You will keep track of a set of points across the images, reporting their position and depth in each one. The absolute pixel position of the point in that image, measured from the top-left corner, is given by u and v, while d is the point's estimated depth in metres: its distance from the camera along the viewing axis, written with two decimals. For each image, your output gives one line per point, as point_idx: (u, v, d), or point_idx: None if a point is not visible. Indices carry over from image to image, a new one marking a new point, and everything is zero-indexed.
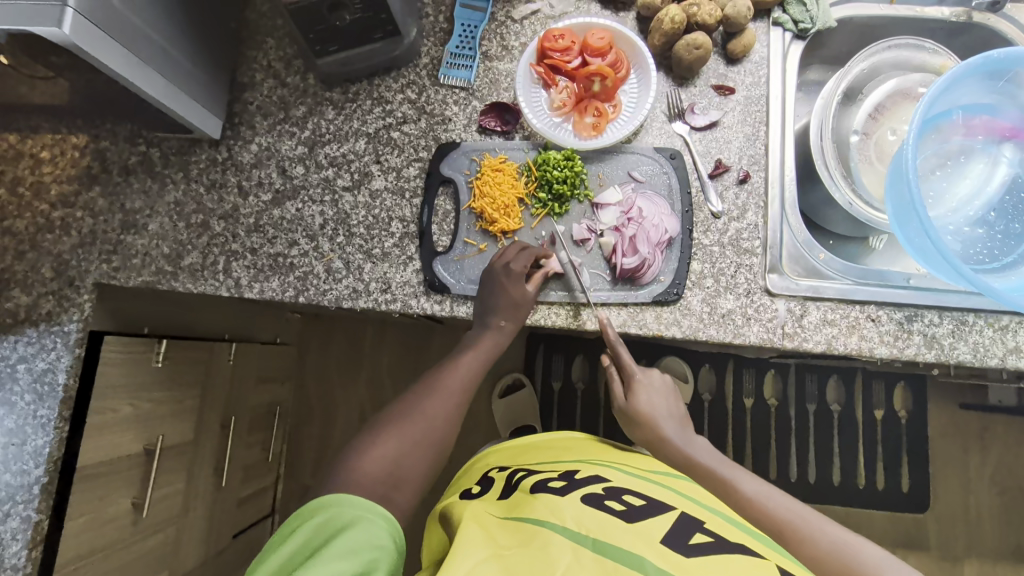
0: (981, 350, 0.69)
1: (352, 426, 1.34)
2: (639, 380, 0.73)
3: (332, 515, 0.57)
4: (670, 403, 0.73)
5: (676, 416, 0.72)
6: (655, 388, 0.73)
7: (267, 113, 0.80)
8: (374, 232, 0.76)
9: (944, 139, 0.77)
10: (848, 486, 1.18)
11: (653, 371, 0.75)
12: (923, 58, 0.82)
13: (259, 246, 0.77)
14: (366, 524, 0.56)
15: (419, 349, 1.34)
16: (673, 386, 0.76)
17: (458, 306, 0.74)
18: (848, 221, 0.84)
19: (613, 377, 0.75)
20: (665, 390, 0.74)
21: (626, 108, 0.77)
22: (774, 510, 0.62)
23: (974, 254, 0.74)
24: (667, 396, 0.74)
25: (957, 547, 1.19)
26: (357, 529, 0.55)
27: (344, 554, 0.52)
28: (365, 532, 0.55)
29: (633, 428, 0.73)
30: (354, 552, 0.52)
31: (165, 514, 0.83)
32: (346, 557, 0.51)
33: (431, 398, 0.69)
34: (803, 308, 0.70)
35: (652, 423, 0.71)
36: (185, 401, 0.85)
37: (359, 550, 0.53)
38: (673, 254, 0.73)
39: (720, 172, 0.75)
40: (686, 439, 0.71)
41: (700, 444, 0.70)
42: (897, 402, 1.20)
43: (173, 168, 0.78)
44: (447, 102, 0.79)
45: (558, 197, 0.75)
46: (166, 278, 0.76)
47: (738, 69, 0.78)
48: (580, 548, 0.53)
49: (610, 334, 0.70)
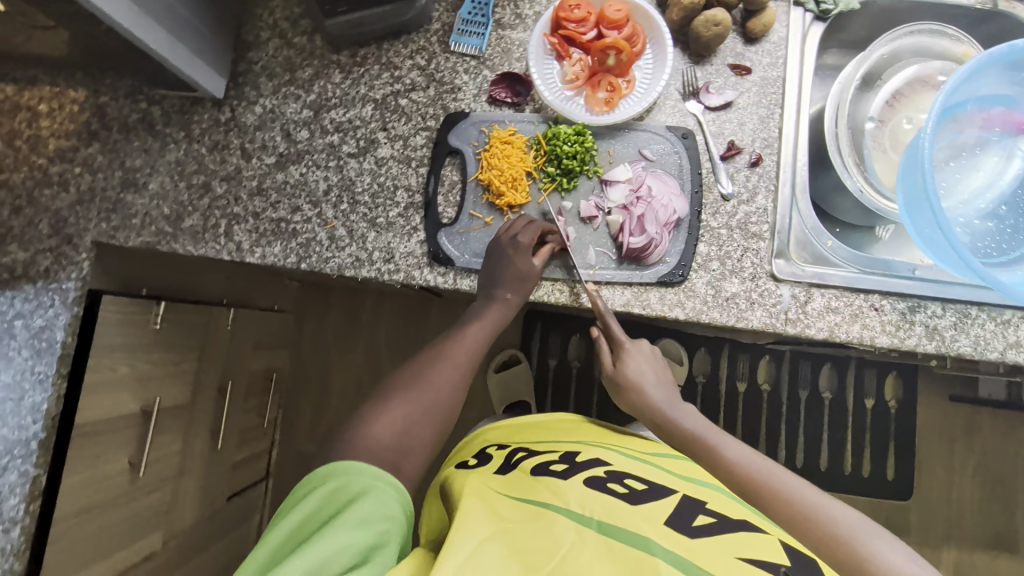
0: (982, 343, 0.69)
1: (347, 396, 1.34)
2: (628, 348, 0.74)
3: (340, 483, 0.57)
4: (658, 371, 0.75)
5: (662, 382, 0.73)
6: (643, 356, 0.75)
7: (272, 74, 0.78)
8: (379, 200, 0.75)
9: (959, 129, 0.75)
10: (834, 471, 1.20)
11: (641, 342, 0.77)
12: (945, 45, 0.80)
13: (262, 210, 0.76)
14: (376, 494, 0.56)
15: (417, 321, 1.33)
16: (661, 355, 0.77)
17: (461, 280, 0.74)
18: (858, 210, 0.83)
19: (603, 348, 0.76)
20: (652, 358, 0.76)
21: (640, 84, 0.76)
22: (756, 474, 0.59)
23: (984, 247, 0.73)
24: (654, 364, 0.75)
25: (937, 534, 1.22)
26: (368, 499, 0.55)
27: (355, 524, 0.51)
28: (375, 503, 0.55)
29: (620, 394, 0.75)
30: (366, 522, 0.52)
31: (160, 475, 0.83)
32: (356, 529, 0.51)
33: (434, 369, 0.70)
34: (807, 295, 0.70)
35: (638, 389, 0.73)
36: (183, 363, 0.85)
37: (369, 520, 0.52)
38: (680, 235, 0.72)
39: (732, 154, 0.74)
40: (673, 403, 0.71)
41: (686, 409, 0.70)
42: (888, 392, 1.21)
43: (174, 127, 0.77)
44: (457, 70, 0.78)
45: (567, 173, 0.74)
46: (165, 239, 0.75)
47: (756, 49, 0.76)
48: (586, 528, 0.53)
49: (600, 306, 0.70)
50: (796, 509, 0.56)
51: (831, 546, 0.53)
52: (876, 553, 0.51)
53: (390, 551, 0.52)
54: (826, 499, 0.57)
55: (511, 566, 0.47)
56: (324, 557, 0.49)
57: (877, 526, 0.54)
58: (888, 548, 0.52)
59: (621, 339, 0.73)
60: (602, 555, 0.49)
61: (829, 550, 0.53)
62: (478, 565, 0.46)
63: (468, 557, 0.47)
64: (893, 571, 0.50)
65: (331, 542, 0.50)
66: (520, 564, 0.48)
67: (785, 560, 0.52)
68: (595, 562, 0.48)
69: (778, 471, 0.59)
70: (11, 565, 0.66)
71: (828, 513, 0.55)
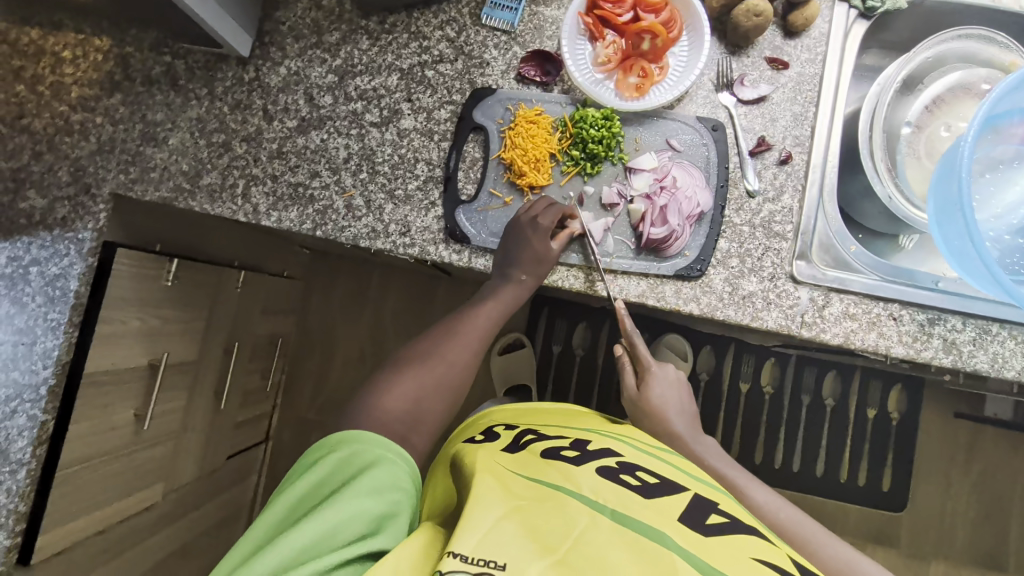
0: (999, 361, 0.68)
1: (351, 366, 1.35)
2: (652, 373, 0.78)
3: (352, 453, 0.57)
4: (680, 398, 0.78)
5: (683, 410, 0.77)
6: (666, 381, 0.78)
7: (299, 36, 0.77)
8: (399, 172, 0.74)
9: (999, 142, 0.73)
10: (829, 478, 1.20)
11: (666, 366, 0.81)
12: (992, 53, 0.77)
13: (280, 173, 0.75)
14: (387, 465, 0.56)
15: (426, 297, 1.33)
16: (685, 383, 0.80)
17: (476, 258, 0.73)
18: (884, 217, 0.81)
19: (628, 372, 0.80)
20: (675, 385, 0.79)
21: (673, 70, 0.74)
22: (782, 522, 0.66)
23: (1011, 264, 0.72)
24: (677, 391, 0.78)
25: (927, 548, 1.22)
26: (379, 468, 0.55)
27: (368, 492, 0.52)
28: (386, 472, 0.55)
29: (641, 418, 0.77)
30: (378, 490, 0.52)
31: (164, 429, 0.84)
32: (368, 496, 0.51)
33: (445, 346, 0.69)
34: (825, 299, 0.69)
35: (662, 417, 0.75)
36: (191, 321, 0.85)
37: (381, 489, 0.53)
38: (701, 230, 0.71)
39: (761, 150, 0.72)
40: (693, 433, 0.75)
41: (706, 441, 0.75)
42: (891, 403, 1.20)
43: (198, 83, 0.76)
44: (487, 44, 0.76)
45: (592, 157, 0.73)
46: (183, 195, 0.75)
47: (795, 43, 0.74)
48: (599, 514, 0.52)
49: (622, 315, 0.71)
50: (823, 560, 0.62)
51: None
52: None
53: (401, 520, 0.52)
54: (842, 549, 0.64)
55: (526, 546, 0.47)
56: (337, 522, 0.49)
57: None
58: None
59: (648, 361, 0.79)
60: (616, 542, 0.48)
61: None
62: (495, 541, 0.46)
63: (485, 533, 0.47)
64: None
65: (344, 507, 0.50)
66: (537, 543, 0.47)
67: (797, 570, 0.49)
68: (609, 550, 0.47)
69: (799, 521, 0.66)
70: (15, 505, 0.67)
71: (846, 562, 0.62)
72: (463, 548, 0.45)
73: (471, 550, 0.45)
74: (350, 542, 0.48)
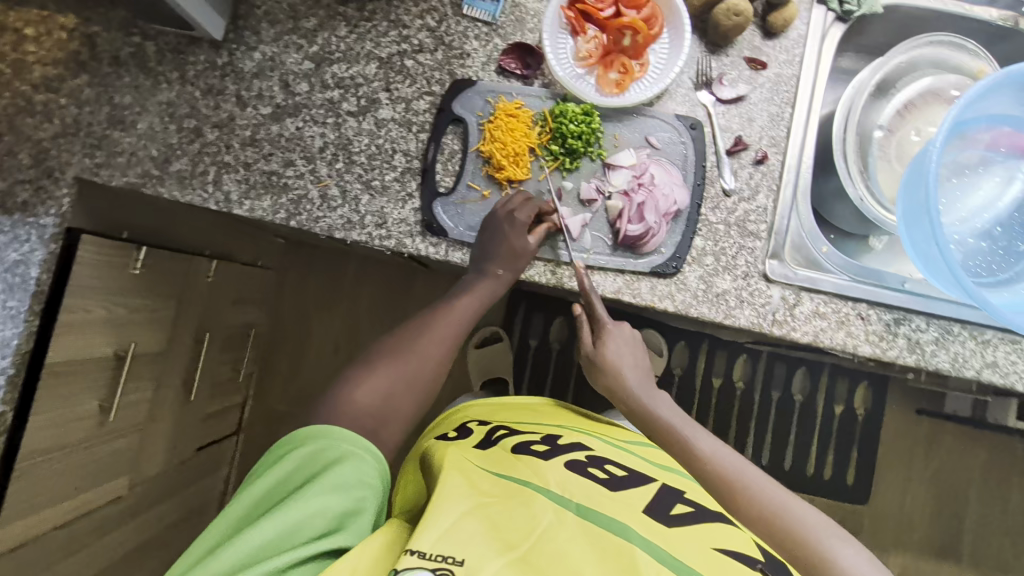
0: (960, 360, 0.70)
1: (326, 358, 1.33)
2: (610, 330, 0.70)
3: (322, 446, 0.56)
4: (636, 354, 0.72)
5: (639, 366, 0.71)
6: (623, 339, 0.71)
7: (274, 20, 0.75)
8: (376, 162, 0.73)
9: (965, 147, 0.75)
10: (797, 471, 1.22)
11: (624, 324, 0.73)
12: (962, 60, 0.80)
13: (253, 161, 0.73)
14: (356, 460, 0.55)
15: (403, 289, 1.32)
16: (642, 340, 0.74)
17: (453, 252, 0.73)
18: (854, 218, 0.83)
19: (584, 328, 0.72)
20: (633, 342, 0.72)
21: (653, 68, 0.74)
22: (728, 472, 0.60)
23: (975, 267, 0.74)
24: (634, 348, 0.72)
25: (887, 540, 1.26)
26: (346, 463, 0.54)
27: (332, 490, 0.51)
28: (352, 468, 0.54)
29: (596, 375, 0.72)
30: (342, 488, 0.52)
31: (130, 421, 0.82)
32: (331, 495, 0.51)
33: (419, 340, 0.69)
34: (796, 297, 0.71)
35: (617, 372, 0.70)
36: (160, 311, 0.83)
37: (347, 486, 0.52)
38: (678, 227, 0.72)
39: (738, 149, 0.73)
40: (647, 390, 0.70)
41: (661, 397, 0.69)
42: (858, 400, 1.23)
43: (168, 65, 0.73)
44: (467, 35, 0.75)
45: (571, 152, 0.73)
46: (151, 181, 0.73)
47: (773, 44, 0.75)
48: (565, 510, 0.53)
49: (585, 281, 0.69)
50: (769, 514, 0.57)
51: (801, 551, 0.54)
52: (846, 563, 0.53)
53: (365, 516, 0.52)
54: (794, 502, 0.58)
55: (489, 543, 0.48)
56: (299, 521, 0.50)
57: (844, 535, 0.56)
58: (851, 554, 0.53)
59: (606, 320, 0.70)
60: (582, 537, 0.50)
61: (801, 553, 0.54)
62: (457, 537, 0.47)
63: (448, 529, 0.48)
64: None
65: (306, 506, 0.50)
66: (499, 541, 0.48)
67: (758, 555, 0.53)
68: (571, 545, 0.49)
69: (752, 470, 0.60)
70: None
71: (795, 517, 0.56)
72: (422, 544, 0.45)
73: (431, 546, 0.46)
74: (311, 540, 0.49)
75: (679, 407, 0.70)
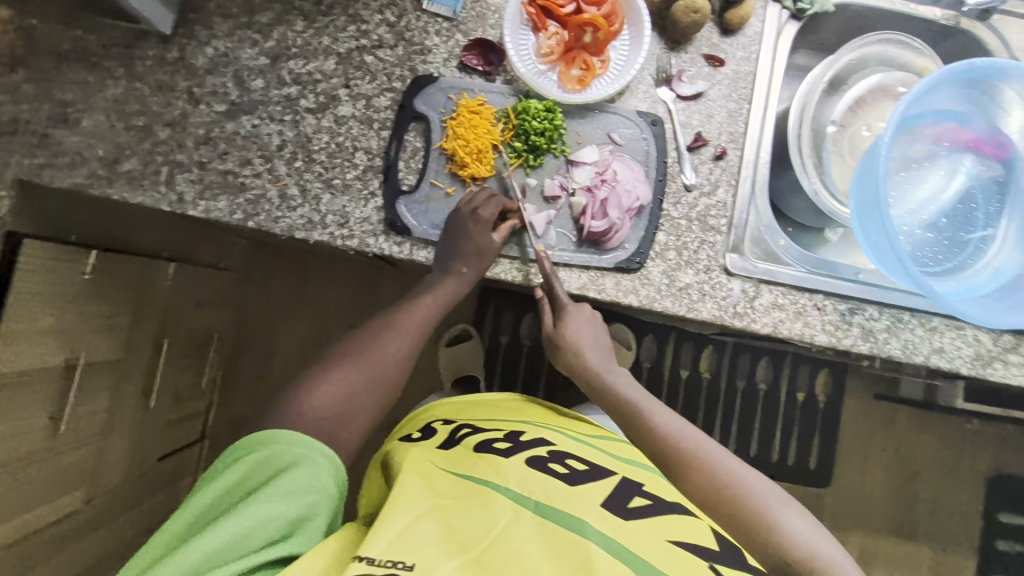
0: (910, 347, 0.73)
1: (292, 360, 1.30)
2: (570, 312, 0.70)
3: (274, 451, 0.55)
4: (596, 332, 0.73)
5: (599, 345, 0.72)
6: (584, 319, 0.71)
7: (227, 14, 0.72)
8: (336, 161, 0.72)
9: (912, 141, 0.78)
10: (762, 458, 1.26)
11: (584, 303, 0.73)
12: (908, 58, 0.83)
13: (208, 160, 0.71)
14: (309, 465, 0.54)
15: (371, 288, 1.30)
16: (602, 316, 0.74)
17: (418, 250, 0.72)
18: (810, 211, 0.85)
19: (545, 309, 0.72)
20: (593, 322, 0.72)
21: (614, 64, 0.74)
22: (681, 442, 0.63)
23: (923, 256, 0.77)
24: (595, 328, 0.72)
25: (848, 520, 1.31)
26: (299, 469, 0.54)
27: (282, 497, 0.51)
28: (306, 474, 0.54)
29: (557, 356, 0.72)
30: (293, 495, 0.52)
31: (85, 431, 0.78)
32: (283, 502, 0.51)
33: (384, 341, 0.68)
34: (756, 290, 0.72)
35: (575, 351, 0.71)
36: (115, 317, 0.80)
37: (300, 493, 0.52)
38: (641, 222, 0.72)
39: (698, 145, 0.74)
40: (608, 367, 0.71)
41: (621, 374, 0.71)
42: (819, 387, 1.27)
43: (115, 61, 0.70)
44: (428, 31, 0.74)
45: (534, 149, 0.72)
46: (99, 182, 0.70)
47: (731, 41, 0.76)
48: (523, 509, 0.53)
49: (547, 266, 0.69)
50: (715, 479, 0.60)
51: (745, 515, 0.57)
52: (787, 526, 0.56)
53: (318, 522, 0.52)
54: (741, 469, 0.61)
55: (442, 545, 0.48)
56: (248, 529, 0.49)
57: (786, 497, 0.59)
58: (793, 516, 0.57)
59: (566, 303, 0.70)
60: (537, 535, 0.50)
61: (744, 515, 0.58)
62: (408, 542, 0.48)
63: (398, 534, 0.48)
64: (795, 538, 0.56)
65: (255, 514, 0.50)
66: (453, 543, 0.48)
67: (715, 544, 0.54)
68: (527, 544, 0.49)
69: (702, 440, 0.63)
70: None
71: (741, 483, 0.60)
72: (370, 552, 0.46)
73: (379, 552, 0.46)
74: (260, 548, 0.49)
75: (638, 382, 0.71)
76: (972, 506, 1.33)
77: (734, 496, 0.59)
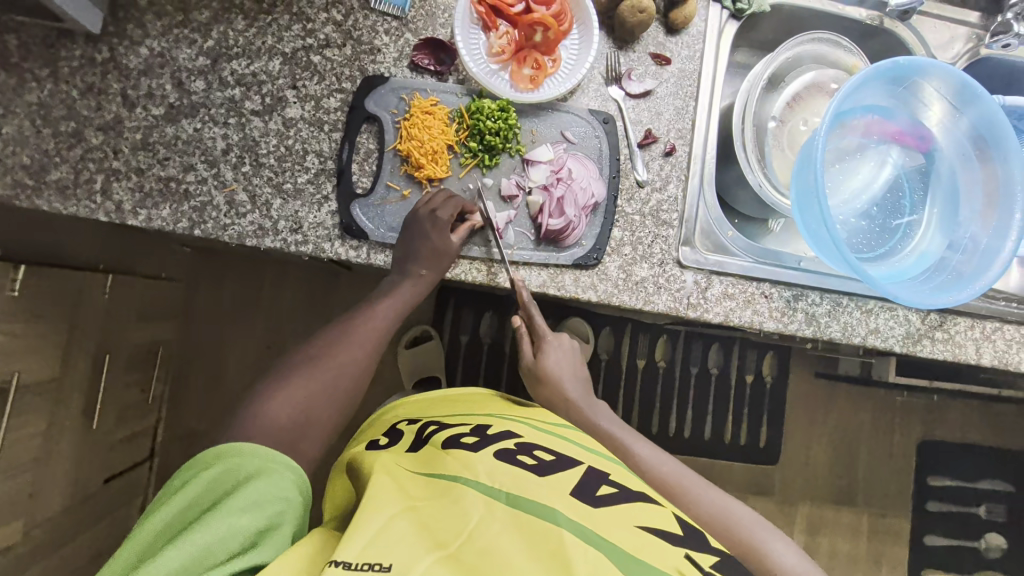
0: (849, 329, 0.78)
1: (246, 369, 1.26)
2: (548, 342, 0.81)
3: (231, 465, 0.55)
4: (574, 364, 0.83)
5: (578, 377, 0.81)
6: (562, 350, 0.82)
7: (161, 12, 0.69)
8: (286, 165, 0.70)
9: (844, 135, 0.84)
10: (716, 439, 1.31)
11: (562, 337, 0.84)
12: (839, 54, 0.86)
13: (147, 166, 0.67)
14: (268, 475, 0.54)
15: (327, 292, 1.27)
16: (578, 353, 0.85)
17: (375, 254, 0.71)
18: (755, 203, 0.89)
19: (525, 342, 0.82)
20: (570, 354, 0.83)
21: (565, 63, 0.75)
22: (666, 473, 0.70)
23: (858, 243, 0.82)
24: (571, 359, 0.82)
25: (797, 493, 1.38)
26: (260, 480, 0.53)
27: (242, 507, 0.50)
28: (267, 484, 0.53)
29: (537, 386, 0.80)
30: (255, 505, 0.51)
31: (22, 459, 0.73)
32: (246, 513, 0.50)
33: (344, 347, 0.67)
34: (707, 281, 0.75)
35: (558, 382, 0.79)
36: (49, 335, 0.75)
37: (262, 502, 0.51)
38: (596, 219, 0.74)
39: (648, 142, 0.76)
40: (587, 399, 0.80)
41: (599, 406, 0.80)
42: (766, 368, 1.34)
43: (36, 61, 0.66)
44: (377, 30, 0.73)
45: (489, 149, 0.73)
46: (26, 192, 0.65)
47: (675, 40, 0.79)
48: (496, 502, 0.54)
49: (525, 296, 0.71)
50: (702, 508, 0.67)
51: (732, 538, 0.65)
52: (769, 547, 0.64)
53: (284, 531, 0.51)
54: (725, 499, 0.69)
55: (418, 544, 0.48)
56: (210, 544, 0.48)
57: (768, 524, 0.67)
58: (775, 539, 0.65)
59: (544, 330, 0.81)
60: (510, 529, 0.51)
61: (732, 537, 0.65)
62: (384, 542, 0.47)
63: (373, 537, 0.48)
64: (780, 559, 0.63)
65: (215, 528, 0.49)
66: (429, 540, 0.49)
67: (679, 530, 0.55)
68: (501, 537, 0.50)
69: (685, 474, 0.71)
70: None
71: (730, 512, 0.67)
72: (345, 556, 0.45)
73: (356, 556, 0.46)
74: (226, 560, 0.48)
75: (616, 416, 0.79)
76: (906, 471, 1.43)
77: (722, 524, 0.66)
